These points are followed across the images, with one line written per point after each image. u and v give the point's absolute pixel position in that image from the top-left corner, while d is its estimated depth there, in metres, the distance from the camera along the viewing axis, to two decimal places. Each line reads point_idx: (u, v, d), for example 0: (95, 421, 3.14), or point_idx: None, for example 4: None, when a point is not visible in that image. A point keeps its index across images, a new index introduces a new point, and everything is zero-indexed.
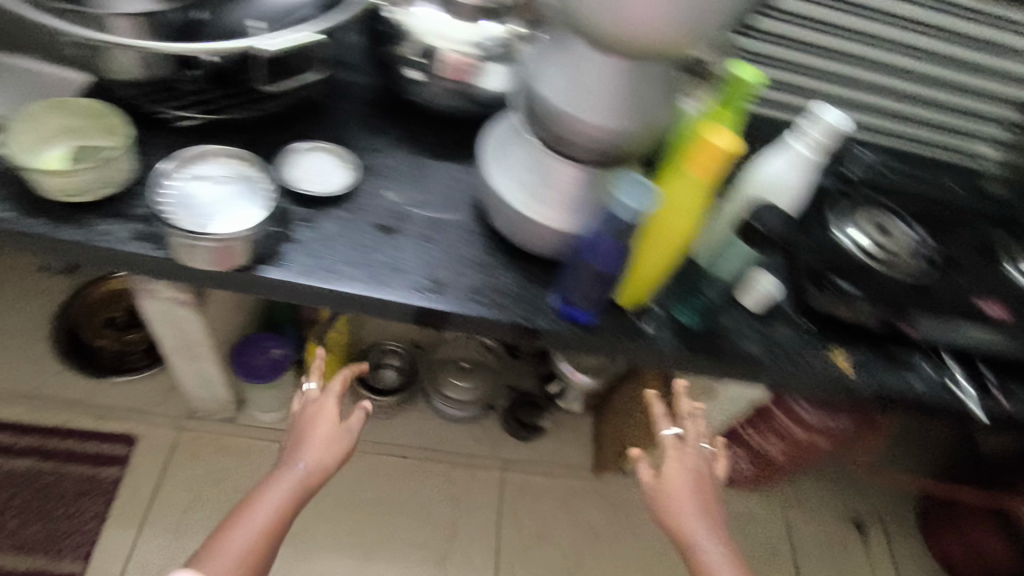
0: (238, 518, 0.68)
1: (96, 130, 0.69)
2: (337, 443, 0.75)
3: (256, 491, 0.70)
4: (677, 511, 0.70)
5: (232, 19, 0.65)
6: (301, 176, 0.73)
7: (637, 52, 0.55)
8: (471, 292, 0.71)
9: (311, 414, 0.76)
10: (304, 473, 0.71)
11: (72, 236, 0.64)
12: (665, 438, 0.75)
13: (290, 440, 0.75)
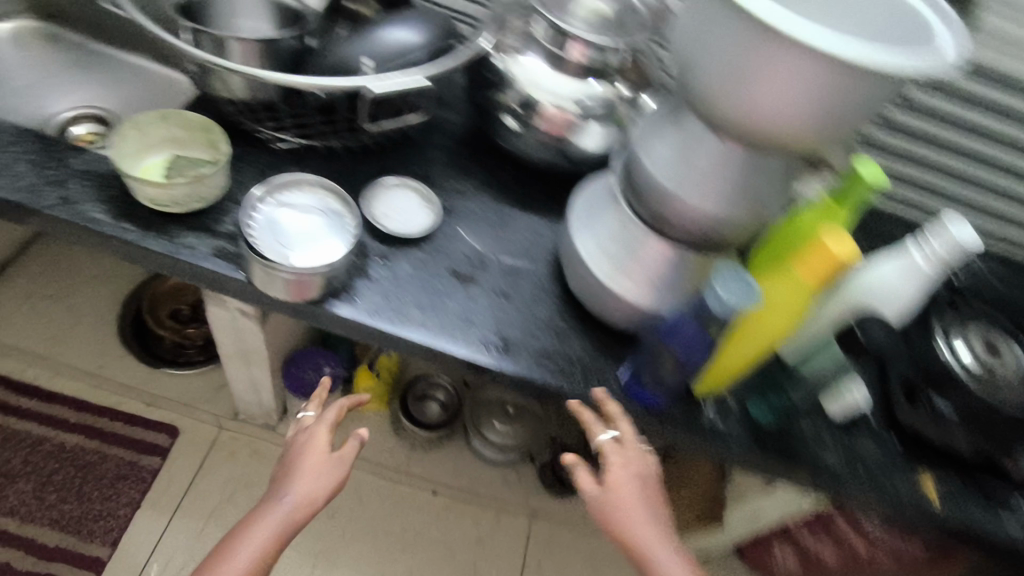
0: (222, 556, 0.66)
1: (196, 143, 0.70)
2: (327, 475, 0.71)
3: (245, 521, 0.69)
4: (631, 534, 0.62)
5: (347, 54, 0.65)
6: (385, 212, 0.72)
7: (758, 142, 0.51)
8: (537, 356, 0.68)
9: (303, 441, 0.73)
10: (290, 507, 0.68)
11: (158, 246, 0.64)
12: (603, 445, 0.64)
13: (281, 469, 0.72)
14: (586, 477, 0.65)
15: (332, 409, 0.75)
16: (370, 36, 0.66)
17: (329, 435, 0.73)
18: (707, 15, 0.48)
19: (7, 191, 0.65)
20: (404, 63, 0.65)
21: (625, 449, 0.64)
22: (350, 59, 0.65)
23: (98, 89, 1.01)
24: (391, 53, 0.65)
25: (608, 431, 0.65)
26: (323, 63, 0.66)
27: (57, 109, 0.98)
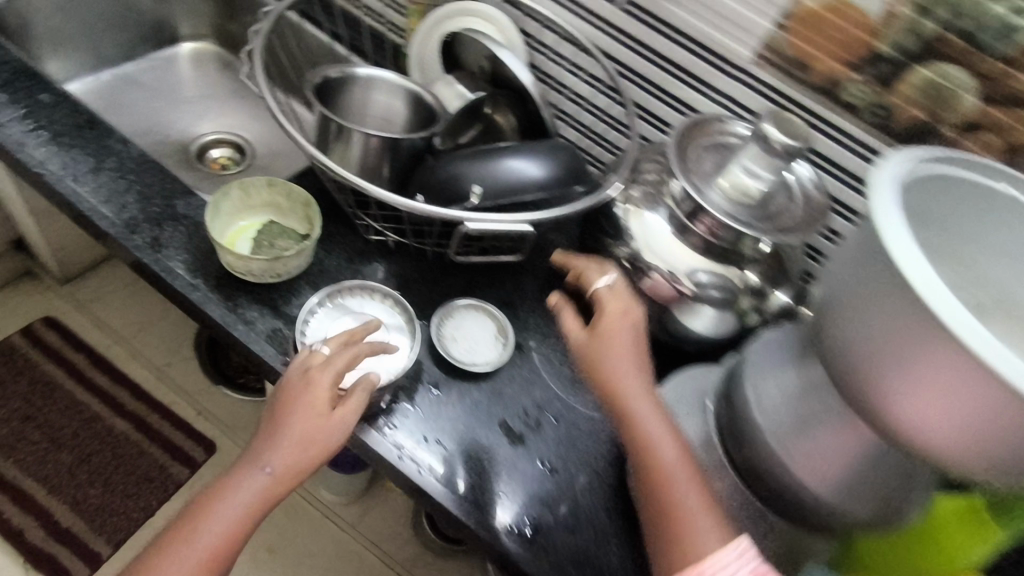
0: (180, 537, 0.53)
1: (294, 214, 0.70)
2: (319, 443, 0.56)
3: (214, 489, 0.55)
4: (624, 389, 0.55)
5: (461, 175, 0.61)
6: (453, 336, 0.67)
7: (900, 444, 0.43)
8: (564, 557, 0.58)
9: (296, 389, 0.57)
10: (271, 481, 0.55)
11: (218, 313, 0.63)
12: (601, 292, 0.61)
13: (267, 423, 0.57)
14: (574, 320, 0.60)
15: (341, 355, 0.58)
16: (488, 162, 0.61)
17: (330, 390, 0.57)
18: (870, 272, 0.41)
19: (107, 219, 0.66)
20: (515, 202, 0.61)
21: (631, 301, 0.60)
22: (462, 183, 0.61)
23: (245, 121, 1.06)
24: (504, 189, 0.61)
25: (606, 280, 0.62)
26: (434, 177, 0.63)
27: (204, 131, 1.04)
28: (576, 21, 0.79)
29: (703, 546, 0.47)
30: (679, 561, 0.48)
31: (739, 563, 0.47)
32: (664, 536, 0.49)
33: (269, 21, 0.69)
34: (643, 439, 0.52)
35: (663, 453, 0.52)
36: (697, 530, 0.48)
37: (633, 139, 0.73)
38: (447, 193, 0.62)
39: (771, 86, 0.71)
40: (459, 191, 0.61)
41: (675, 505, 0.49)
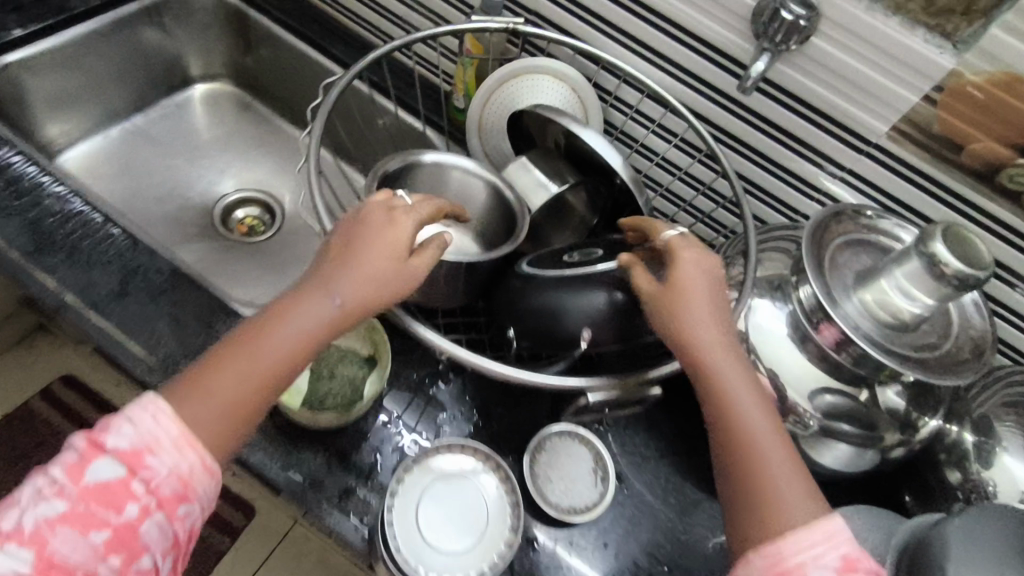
0: (235, 356, 0.47)
1: (354, 334, 0.62)
2: (393, 284, 0.50)
3: (269, 313, 0.49)
4: (701, 345, 0.49)
5: (571, 317, 0.53)
6: (547, 476, 0.60)
7: None
8: None
9: (376, 219, 0.51)
10: (340, 312, 0.49)
11: (280, 474, 0.55)
12: (670, 241, 0.52)
13: (334, 250, 0.51)
14: (645, 276, 0.51)
15: (422, 206, 0.53)
16: (605, 302, 0.52)
17: (411, 236, 0.51)
18: None
19: (142, 359, 0.57)
20: (630, 342, 0.54)
21: (703, 252, 0.52)
22: (572, 326, 0.53)
23: (272, 172, 0.95)
24: (621, 331, 0.53)
25: (675, 229, 0.53)
26: (535, 313, 0.54)
27: (227, 188, 0.93)
28: (667, 79, 0.68)
29: (794, 521, 0.44)
30: (764, 535, 0.44)
31: (828, 545, 0.42)
32: (751, 507, 0.45)
33: (320, 119, 0.57)
34: (727, 405, 0.48)
35: (747, 415, 0.48)
36: (783, 504, 0.45)
37: (749, 219, 0.62)
38: (552, 334, 0.54)
39: (909, 164, 0.60)
40: (568, 335, 0.53)
41: (764, 472, 0.46)
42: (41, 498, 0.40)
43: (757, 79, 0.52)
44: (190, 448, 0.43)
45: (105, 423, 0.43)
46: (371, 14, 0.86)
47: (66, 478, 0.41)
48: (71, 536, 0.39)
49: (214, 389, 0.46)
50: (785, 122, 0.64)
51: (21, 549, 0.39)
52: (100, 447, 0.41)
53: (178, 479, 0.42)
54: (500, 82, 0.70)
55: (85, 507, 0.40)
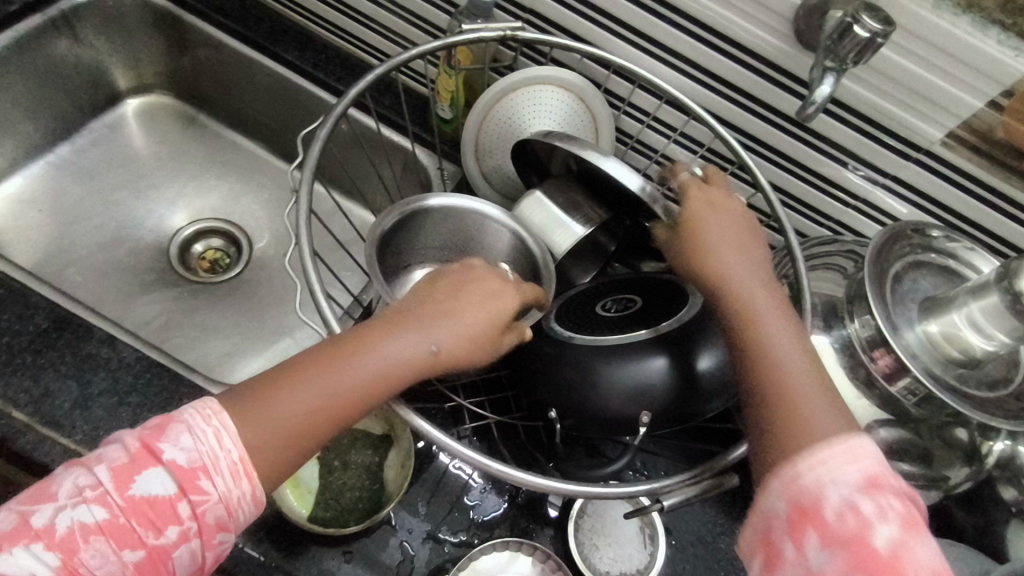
0: (318, 361, 0.41)
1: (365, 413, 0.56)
2: (486, 350, 0.44)
3: (352, 332, 0.43)
4: (727, 280, 0.46)
5: (630, 404, 0.46)
6: (591, 544, 0.55)
7: None
8: None
9: (486, 278, 0.46)
10: (432, 359, 0.42)
11: None
12: (685, 182, 0.51)
13: (434, 288, 0.45)
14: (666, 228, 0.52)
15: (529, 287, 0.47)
16: (667, 379, 0.46)
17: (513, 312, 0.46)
18: None
19: None
20: (694, 420, 0.49)
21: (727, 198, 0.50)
22: (631, 414, 0.47)
23: (229, 196, 0.83)
24: (688, 411, 0.47)
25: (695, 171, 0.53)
26: (584, 398, 0.47)
27: (179, 220, 0.81)
28: (689, 85, 0.60)
29: (820, 434, 0.38)
30: (788, 453, 0.38)
31: (849, 460, 0.36)
32: (770, 425, 0.40)
33: (306, 194, 0.45)
34: (749, 316, 0.44)
35: (768, 329, 0.43)
36: (804, 413, 0.39)
37: (791, 234, 0.55)
38: (607, 421, 0.47)
39: (963, 171, 0.55)
40: (627, 423, 0.47)
41: (794, 396, 0.40)
42: (81, 498, 0.35)
43: (824, 105, 0.46)
44: (246, 477, 0.38)
45: (163, 424, 0.38)
46: (329, 10, 0.74)
47: (111, 480, 0.36)
48: (105, 548, 0.35)
49: (278, 409, 0.39)
50: (822, 128, 0.57)
51: (47, 552, 0.34)
52: (154, 456, 0.37)
53: (228, 509, 0.37)
54: (499, 97, 0.62)
55: (127, 521, 0.35)
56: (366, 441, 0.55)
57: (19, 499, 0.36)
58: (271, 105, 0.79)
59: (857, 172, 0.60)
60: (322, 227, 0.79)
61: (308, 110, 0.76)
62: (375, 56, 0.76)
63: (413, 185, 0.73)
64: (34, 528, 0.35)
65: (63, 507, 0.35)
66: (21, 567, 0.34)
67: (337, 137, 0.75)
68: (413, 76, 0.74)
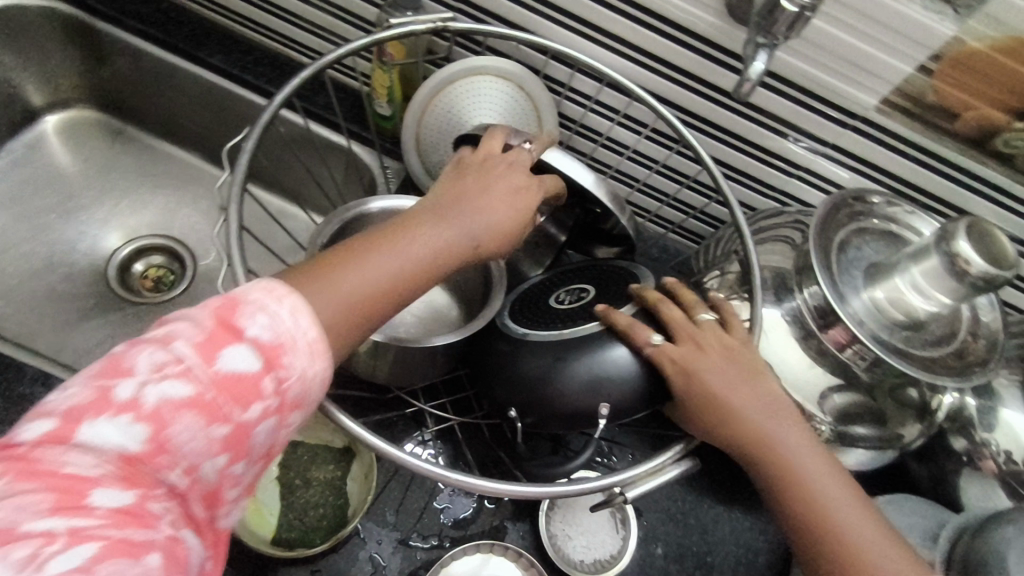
0: (375, 241, 0.40)
1: (323, 428, 0.55)
2: (516, 237, 0.46)
3: (406, 217, 0.42)
4: (760, 439, 0.44)
5: (591, 396, 0.46)
6: (563, 537, 0.55)
7: None
8: None
9: (507, 169, 0.48)
10: (474, 249, 0.43)
11: None
12: (661, 353, 0.45)
13: (468, 178, 0.46)
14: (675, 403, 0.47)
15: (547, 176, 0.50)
16: (628, 369, 0.46)
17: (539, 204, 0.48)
18: None
19: None
20: (658, 404, 0.49)
21: (706, 325, 0.47)
22: (593, 405, 0.46)
23: (166, 209, 0.80)
24: (652, 397, 0.47)
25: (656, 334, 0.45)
26: (543, 393, 0.47)
27: (115, 239, 0.78)
28: (627, 66, 0.59)
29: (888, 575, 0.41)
30: None
31: None
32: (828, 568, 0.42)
33: (236, 209, 0.42)
34: (788, 466, 0.44)
35: (807, 476, 0.43)
36: (854, 545, 0.42)
37: (737, 210, 0.55)
38: (569, 414, 0.47)
39: (897, 135, 0.56)
40: (589, 414, 0.46)
41: (839, 535, 0.42)
42: (165, 373, 0.30)
43: (758, 83, 0.45)
44: (325, 357, 0.34)
45: (241, 299, 0.33)
46: (252, 8, 0.70)
47: (198, 353, 0.31)
48: (196, 426, 0.31)
49: (337, 281, 0.38)
50: (761, 102, 0.57)
51: (136, 425, 0.29)
52: (235, 330, 0.32)
53: (311, 388, 0.34)
54: (436, 91, 0.60)
55: (213, 398, 0.31)
56: (326, 456, 0.54)
57: (92, 370, 0.31)
58: (199, 112, 0.76)
59: (797, 142, 0.60)
60: (267, 235, 0.76)
61: (239, 114, 0.73)
62: (305, 54, 0.73)
63: (356, 184, 0.71)
64: (118, 401, 0.30)
65: (149, 380, 0.30)
66: (103, 439, 0.29)
67: (272, 140, 0.72)
68: (346, 72, 0.71)
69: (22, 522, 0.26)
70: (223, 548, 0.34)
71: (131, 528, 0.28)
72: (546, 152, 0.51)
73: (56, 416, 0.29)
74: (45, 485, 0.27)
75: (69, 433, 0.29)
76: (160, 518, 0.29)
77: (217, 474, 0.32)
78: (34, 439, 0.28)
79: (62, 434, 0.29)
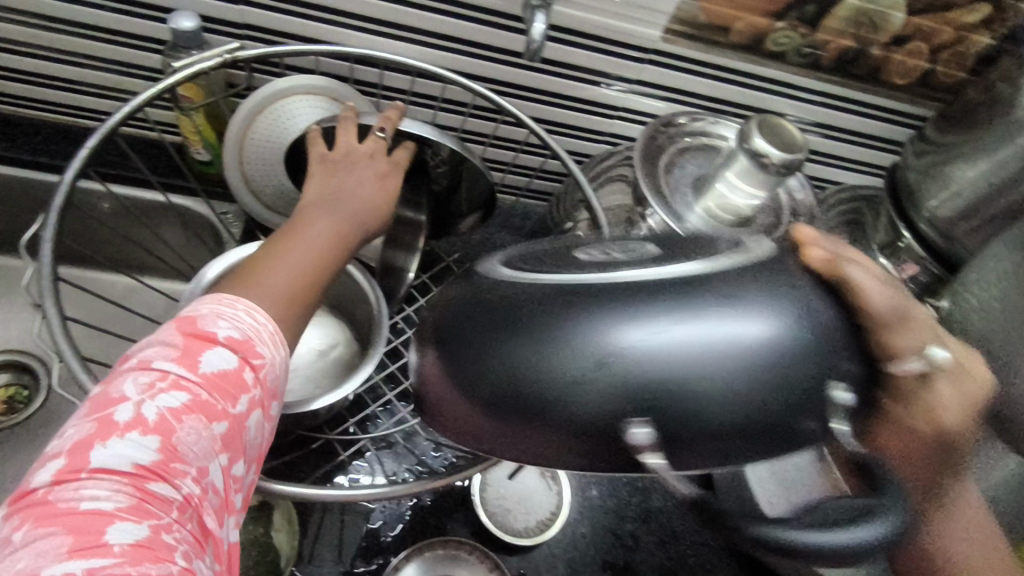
0: (277, 248, 0.44)
1: None
2: (384, 213, 0.51)
3: (291, 224, 0.47)
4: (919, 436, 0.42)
5: (787, 386, 0.30)
6: (502, 512, 0.56)
7: None
8: None
9: (348, 155, 0.51)
10: (358, 234, 0.49)
11: None
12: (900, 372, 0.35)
13: (322, 173, 0.51)
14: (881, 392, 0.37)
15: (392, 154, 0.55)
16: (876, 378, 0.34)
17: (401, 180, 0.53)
18: None
19: None
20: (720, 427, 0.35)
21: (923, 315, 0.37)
22: (794, 402, 0.30)
23: None
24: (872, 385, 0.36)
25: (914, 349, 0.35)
26: (758, 411, 0.30)
27: None
28: (430, 53, 0.60)
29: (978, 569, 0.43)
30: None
31: None
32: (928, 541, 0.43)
33: (55, 301, 0.40)
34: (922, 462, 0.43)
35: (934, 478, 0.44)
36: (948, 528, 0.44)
37: (568, 159, 0.58)
38: (751, 417, 0.30)
39: (686, 57, 0.61)
40: (805, 438, 0.31)
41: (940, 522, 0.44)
42: (155, 389, 0.33)
43: (543, 42, 0.47)
44: (283, 344, 0.39)
45: (196, 315, 0.37)
46: (22, 85, 0.65)
47: (178, 367, 0.34)
48: (195, 428, 0.33)
49: (268, 280, 0.41)
50: (565, 57, 0.60)
51: (145, 438, 0.32)
52: (205, 337, 0.36)
53: (281, 373, 0.38)
54: (249, 119, 0.58)
55: (208, 397, 0.34)
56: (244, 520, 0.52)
57: (84, 412, 0.33)
58: None
59: (608, 86, 0.63)
60: (119, 320, 0.71)
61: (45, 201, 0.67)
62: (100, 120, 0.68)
63: (200, 238, 0.68)
64: (121, 423, 0.32)
65: (145, 396, 0.33)
66: (120, 458, 0.31)
67: (92, 219, 0.67)
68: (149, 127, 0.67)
69: (44, 566, 0.28)
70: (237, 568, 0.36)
71: (147, 563, 0.30)
72: (401, 124, 0.52)
73: (67, 453, 0.32)
74: (67, 525, 0.29)
75: (81, 464, 0.31)
76: (174, 550, 0.31)
77: (219, 480, 0.34)
78: (52, 479, 0.31)
79: (75, 468, 0.31)
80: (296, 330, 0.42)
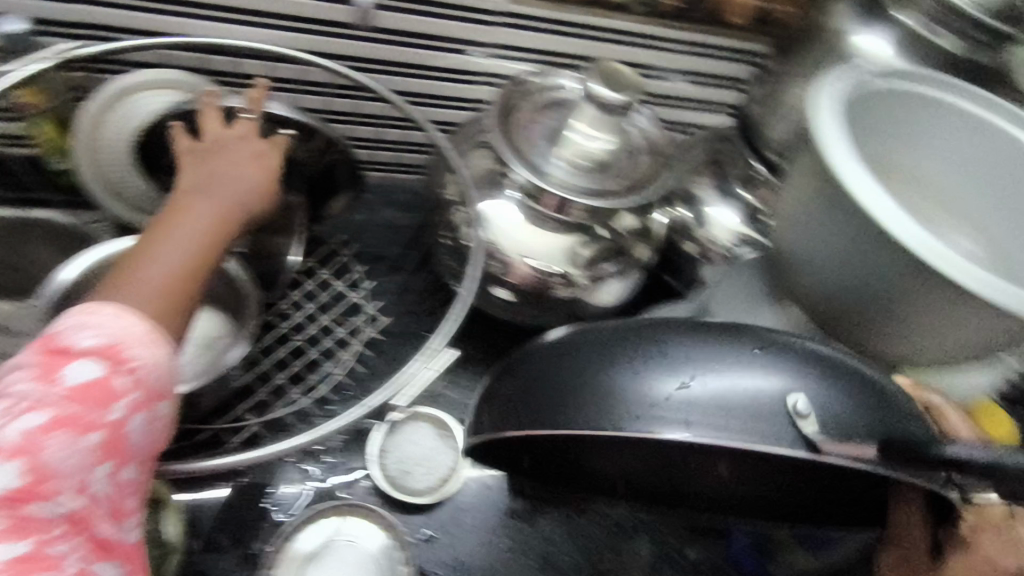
0: (152, 243, 0.43)
1: None
2: (268, 195, 0.50)
3: (166, 214, 0.45)
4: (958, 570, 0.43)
5: (875, 409, 0.40)
6: (400, 472, 0.57)
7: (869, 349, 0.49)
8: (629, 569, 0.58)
9: (220, 142, 0.50)
10: (241, 216, 0.47)
11: None
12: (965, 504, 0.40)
13: (194, 161, 0.49)
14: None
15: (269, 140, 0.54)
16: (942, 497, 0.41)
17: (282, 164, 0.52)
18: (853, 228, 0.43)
19: None
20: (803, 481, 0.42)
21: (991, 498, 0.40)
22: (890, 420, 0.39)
23: None
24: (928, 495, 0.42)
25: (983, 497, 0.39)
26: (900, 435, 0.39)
27: None
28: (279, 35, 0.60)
29: None
30: None
31: None
32: None
33: None
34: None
35: None
36: None
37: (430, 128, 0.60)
38: (849, 425, 0.39)
39: (533, 16, 0.63)
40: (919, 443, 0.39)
41: None
42: (15, 412, 0.34)
43: None
44: (164, 342, 0.38)
45: (59, 329, 0.37)
46: None
47: (37, 388, 0.35)
48: (64, 443, 0.35)
49: (143, 279, 0.40)
50: (415, 27, 0.61)
51: (8, 463, 0.33)
52: (66, 353, 0.36)
53: (163, 371, 0.38)
54: (100, 114, 0.57)
55: (74, 410, 0.35)
56: None
57: None
58: None
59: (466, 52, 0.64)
60: None
61: None
62: None
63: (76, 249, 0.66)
64: None
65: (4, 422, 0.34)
66: None
67: None
68: None
69: None
70: (140, 556, 0.39)
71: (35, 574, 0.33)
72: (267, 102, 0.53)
73: None
74: None
75: None
76: (63, 560, 0.34)
77: (103, 487, 0.36)
78: None
79: None
80: (180, 324, 0.40)
